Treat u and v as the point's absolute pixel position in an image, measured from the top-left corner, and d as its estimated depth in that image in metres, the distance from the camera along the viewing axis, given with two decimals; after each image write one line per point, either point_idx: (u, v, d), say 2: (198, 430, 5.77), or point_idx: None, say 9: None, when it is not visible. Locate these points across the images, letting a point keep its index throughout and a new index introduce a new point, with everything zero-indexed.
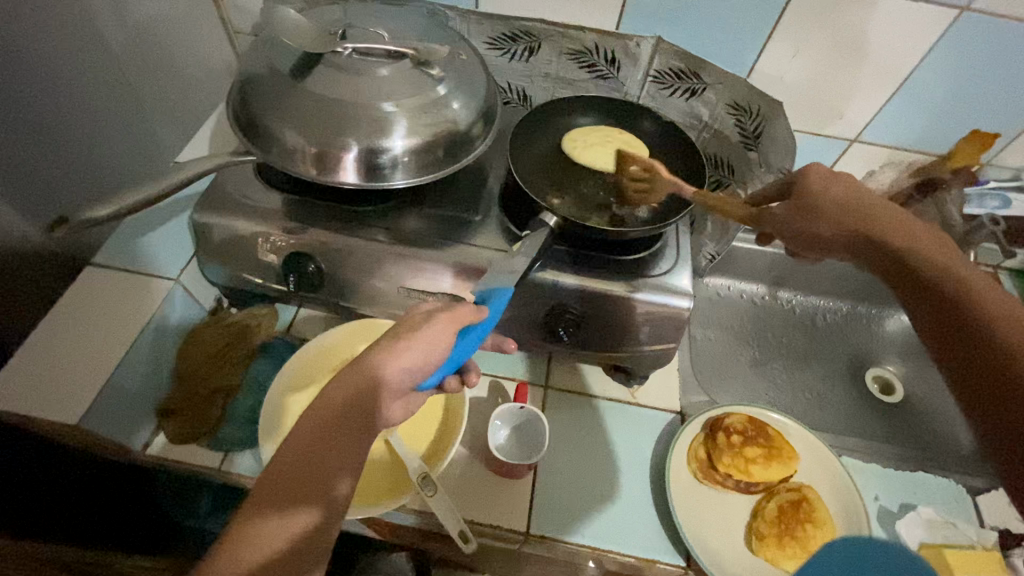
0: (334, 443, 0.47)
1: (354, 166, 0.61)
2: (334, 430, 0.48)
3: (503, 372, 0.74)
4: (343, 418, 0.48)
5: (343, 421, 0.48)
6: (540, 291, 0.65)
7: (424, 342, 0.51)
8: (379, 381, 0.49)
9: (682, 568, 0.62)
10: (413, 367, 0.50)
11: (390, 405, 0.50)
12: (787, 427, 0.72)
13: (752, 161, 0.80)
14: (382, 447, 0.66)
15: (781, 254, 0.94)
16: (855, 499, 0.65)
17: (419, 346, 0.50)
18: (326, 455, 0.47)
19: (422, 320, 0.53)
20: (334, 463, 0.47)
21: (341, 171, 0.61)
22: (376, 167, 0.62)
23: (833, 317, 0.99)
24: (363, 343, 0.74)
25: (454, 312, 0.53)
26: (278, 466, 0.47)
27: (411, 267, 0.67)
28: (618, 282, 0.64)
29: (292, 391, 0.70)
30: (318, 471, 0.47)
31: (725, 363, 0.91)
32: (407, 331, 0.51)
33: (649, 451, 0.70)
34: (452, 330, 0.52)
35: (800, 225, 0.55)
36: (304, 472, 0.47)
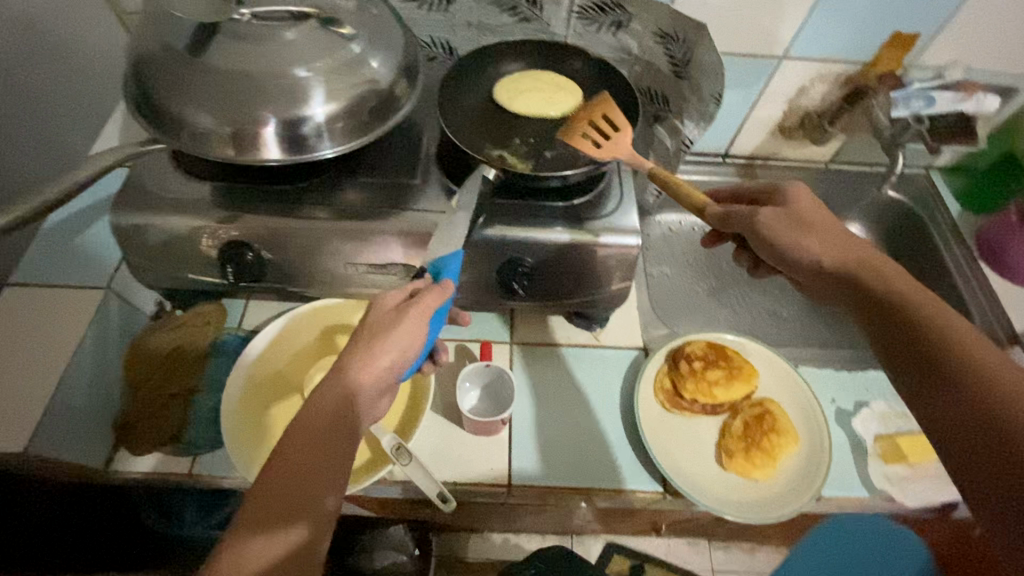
0: (319, 453, 0.46)
1: (275, 140, 0.58)
2: (325, 439, 0.46)
3: (468, 335, 0.74)
4: (335, 428, 0.47)
5: (334, 431, 0.47)
6: (490, 248, 0.64)
7: (400, 337, 0.50)
8: (359, 388, 0.49)
9: (659, 493, 0.65)
10: (392, 363, 0.50)
11: (375, 403, 0.51)
12: (746, 348, 0.74)
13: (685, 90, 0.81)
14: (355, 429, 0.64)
15: (727, 181, 0.96)
16: (812, 404, 0.69)
17: (395, 342, 0.50)
18: (313, 471, 0.45)
19: (395, 312, 0.52)
20: (318, 475, 0.45)
21: (262, 148, 0.58)
22: (299, 138, 0.58)
23: None
24: (320, 326, 0.72)
25: (431, 294, 0.53)
26: (257, 493, 0.44)
27: (358, 239, 0.64)
28: (562, 230, 0.63)
29: (252, 384, 0.67)
30: (315, 480, 0.45)
31: (684, 296, 0.92)
32: (385, 328, 0.50)
33: (618, 388, 0.71)
34: (425, 319, 0.52)
35: (781, 231, 0.55)
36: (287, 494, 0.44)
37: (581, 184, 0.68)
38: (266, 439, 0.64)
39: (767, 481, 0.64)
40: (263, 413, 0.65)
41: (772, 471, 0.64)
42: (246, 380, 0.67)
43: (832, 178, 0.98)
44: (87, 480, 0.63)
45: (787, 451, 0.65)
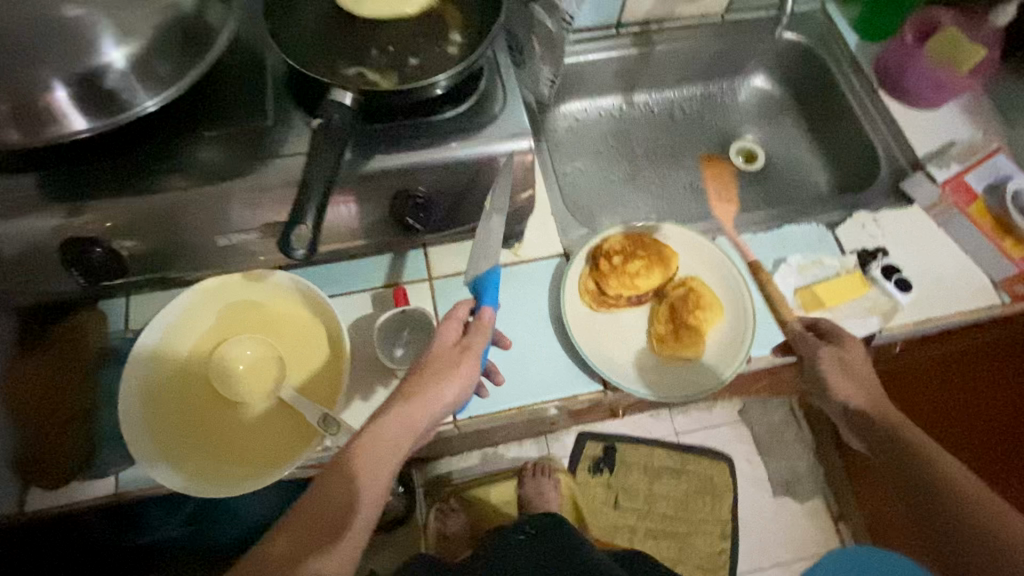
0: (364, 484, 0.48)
1: (75, 106, 0.47)
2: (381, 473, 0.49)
3: (380, 279, 0.68)
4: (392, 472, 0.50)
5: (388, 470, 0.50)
6: (372, 185, 0.57)
7: (458, 378, 0.53)
8: (415, 418, 0.51)
9: (601, 392, 0.65)
10: (451, 400, 0.53)
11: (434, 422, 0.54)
12: (667, 232, 0.72)
13: None
14: (276, 410, 0.58)
15: (625, 54, 0.90)
16: (733, 273, 0.70)
17: (455, 382, 0.53)
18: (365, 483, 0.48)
19: (456, 350, 0.55)
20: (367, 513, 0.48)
21: (63, 119, 0.47)
22: (105, 95, 0.48)
23: (688, 106, 0.98)
24: (213, 310, 0.62)
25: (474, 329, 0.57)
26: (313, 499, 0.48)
27: (223, 203, 0.56)
28: (447, 149, 0.57)
29: (154, 394, 0.58)
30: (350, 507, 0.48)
31: (603, 188, 0.89)
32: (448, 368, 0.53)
33: (546, 301, 0.69)
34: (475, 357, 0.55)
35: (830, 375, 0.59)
36: (340, 523, 0.47)
37: (459, 88, 0.60)
38: (178, 446, 0.56)
39: (700, 356, 0.66)
40: (175, 421, 0.57)
41: (703, 346, 0.66)
42: (144, 390, 0.57)
43: (731, 30, 0.92)
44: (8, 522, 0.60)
45: (714, 323, 0.67)
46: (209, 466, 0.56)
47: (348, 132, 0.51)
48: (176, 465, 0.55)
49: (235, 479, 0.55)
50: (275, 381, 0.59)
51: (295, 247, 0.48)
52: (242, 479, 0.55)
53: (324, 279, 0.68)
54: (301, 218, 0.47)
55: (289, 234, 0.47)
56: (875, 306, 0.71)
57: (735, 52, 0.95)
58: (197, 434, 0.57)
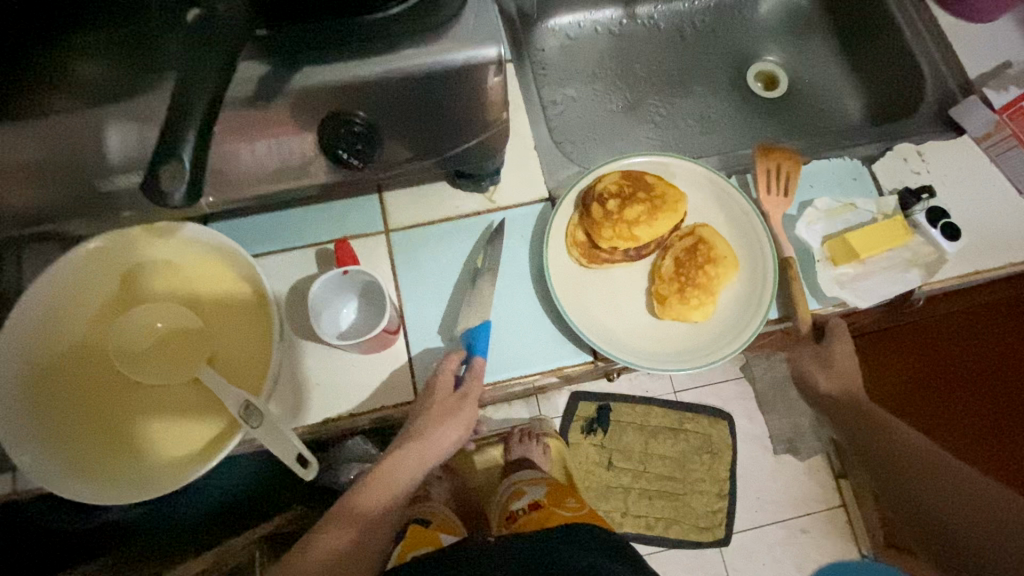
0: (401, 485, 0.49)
1: None
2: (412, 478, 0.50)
3: (326, 233, 0.57)
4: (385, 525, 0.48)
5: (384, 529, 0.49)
6: (295, 105, 0.44)
7: (464, 422, 0.51)
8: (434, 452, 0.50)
9: (591, 362, 0.55)
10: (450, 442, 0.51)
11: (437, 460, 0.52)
12: (673, 169, 0.60)
13: None
14: (194, 394, 0.49)
15: None
16: (750, 219, 0.58)
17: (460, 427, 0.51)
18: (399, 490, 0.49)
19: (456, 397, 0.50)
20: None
21: None
22: None
23: (700, 21, 0.82)
24: (109, 276, 0.51)
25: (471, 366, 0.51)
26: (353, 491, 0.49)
27: (105, 133, 0.42)
28: (389, 60, 0.43)
29: (37, 377, 0.47)
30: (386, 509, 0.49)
31: (597, 120, 0.75)
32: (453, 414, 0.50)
33: (526, 255, 0.58)
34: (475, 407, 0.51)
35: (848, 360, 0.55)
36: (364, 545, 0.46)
37: None
38: (71, 440, 0.46)
39: (708, 320, 0.55)
40: (67, 410, 0.47)
41: (712, 308, 0.55)
42: (23, 373, 0.46)
43: None
44: None
45: (726, 281, 0.56)
46: (110, 458, 0.46)
47: (245, 28, 0.37)
48: (67, 463, 0.45)
49: (140, 474, 0.46)
50: (191, 358, 0.49)
51: (168, 192, 0.33)
52: (154, 477, 0.46)
53: (258, 233, 0.57)
54: (175, 148, 0.34)
55: (155, 174, 0.33)
56: (916, 257, 0.60)
57: None
58: (98, 420, 0.48)
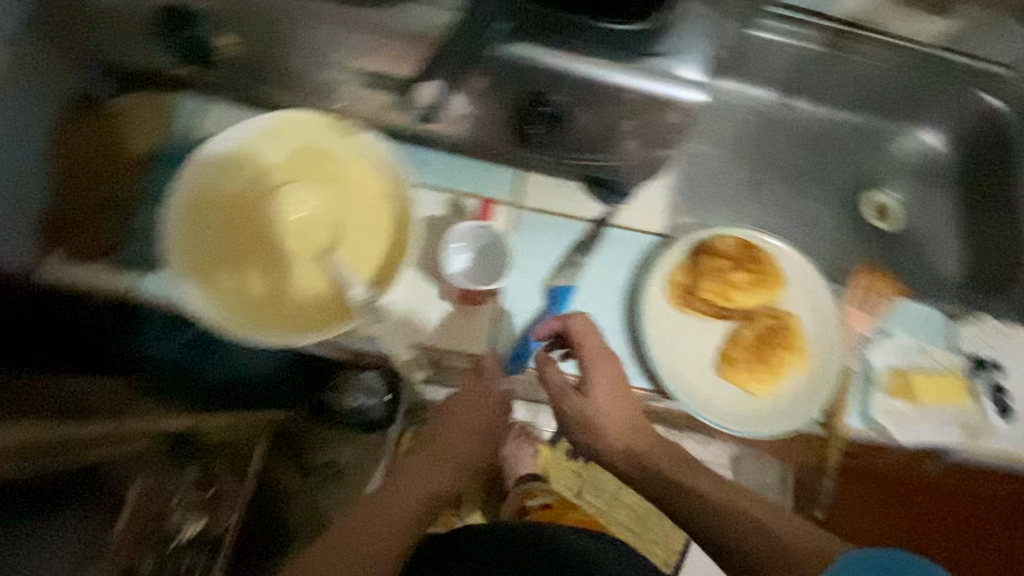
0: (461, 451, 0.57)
1: None
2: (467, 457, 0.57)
3: (463, 186, 0.63)
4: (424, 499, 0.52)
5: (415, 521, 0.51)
6: (508, 72, 0.49)
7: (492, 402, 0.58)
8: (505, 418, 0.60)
9: (647, 391, 0.61)
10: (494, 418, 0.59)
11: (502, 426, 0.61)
12: (788, 256, 0.64)
13: None
14: (318, 274, 0.57)
15: (809, 49, 0.73)
16: (834, 322, 0.62)
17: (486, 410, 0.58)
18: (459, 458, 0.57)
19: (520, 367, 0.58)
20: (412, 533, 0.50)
21: None
22: None
23: (842, 131, 0.85)
24: (283, 146, 0.57)
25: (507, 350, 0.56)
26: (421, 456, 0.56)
27: (349, 38, 0.49)
28: (606, 67, 0.49)
29: (204, 207, 0.55)
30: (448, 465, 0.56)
31: (716, 188, 0.76)
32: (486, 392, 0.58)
33: (628, 276, 0.63)
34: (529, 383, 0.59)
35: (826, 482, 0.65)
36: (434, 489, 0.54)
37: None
38: (214, 268, 0.55)
39: (765, 395, 0.59)
40: (216, 242, 0.55)
41: (772, 387, 0.59)
42: (195, 201, 0.55)
43: (937, 67, 0.75)
44: None
45: (792, 367, 0.60)
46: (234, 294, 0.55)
47: None
48: (206, 285, 0.53)
49: (256, 318, 0.54)
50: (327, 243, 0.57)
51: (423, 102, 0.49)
52: (265, 325, 0.54)
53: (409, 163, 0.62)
54: None
55: None
56: (963, 418, 0.64)
57: (923, 95, 0.80)
58: (237, 261, 0.56)
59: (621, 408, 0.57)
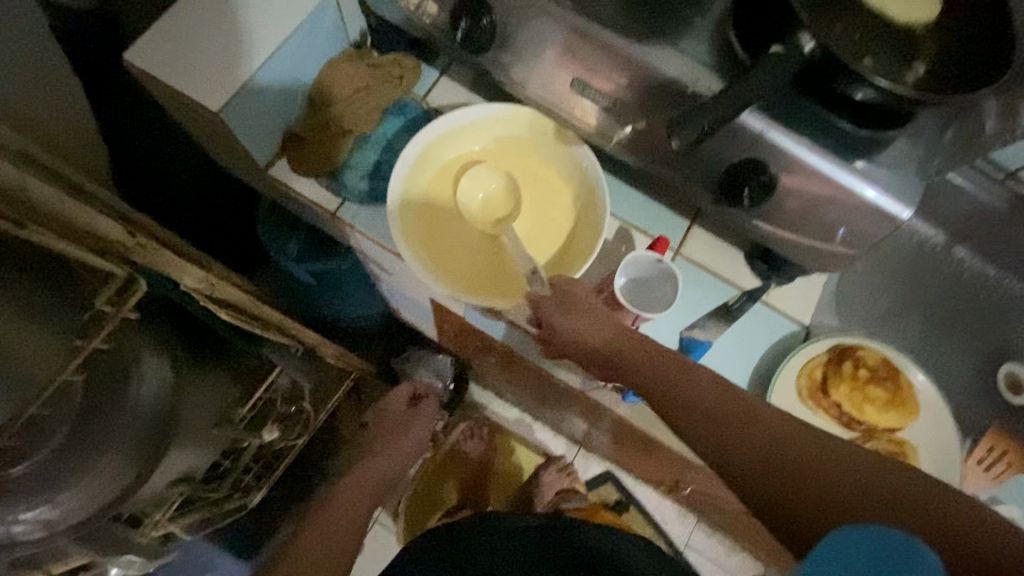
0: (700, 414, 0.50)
1: None
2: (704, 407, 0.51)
3: (639, 220, 0.67)
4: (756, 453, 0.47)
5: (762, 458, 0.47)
6: (738, 138, 0.53)
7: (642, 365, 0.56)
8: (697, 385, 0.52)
9: None
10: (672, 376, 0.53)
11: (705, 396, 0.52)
12: (930, 394, 0.64)
13: None
14: (494, 251, 0.63)
15: (995, 207, 0.73)
16: (954, 473, 0.62)
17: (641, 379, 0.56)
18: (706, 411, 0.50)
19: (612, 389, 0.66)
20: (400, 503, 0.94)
21: None
22: None
23: (1003, 300, 0.79)
24: (508, 136, 0.65)
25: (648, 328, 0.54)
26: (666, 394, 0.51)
27: (610, 65, 0.54)
28: (830, 160, 0.52)
29: (427, 163, 0.63)
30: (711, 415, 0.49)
31: (863, 306, 0.75)
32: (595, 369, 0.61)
33: (762, 354, 0.65)
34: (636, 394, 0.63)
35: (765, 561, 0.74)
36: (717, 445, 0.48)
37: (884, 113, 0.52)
38: (417, 215, 0.62)
39: None
40: (424, 195, 0.63)
41: None
42: (422, 154, 0.63)
43: None
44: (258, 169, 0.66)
45: None
46: (424, 242, 0.62)
47: (771, 84, 0.45)
48: (408, 226, 0.61)
49: (434, 268, 0.61)
50: (513, 229, 0.63)
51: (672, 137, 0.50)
52: (439, 277, 0.60)
53: None
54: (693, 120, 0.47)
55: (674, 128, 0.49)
56: None
57: None
58: (436, 215, 0.63)
59: (650, 365, 0.52)
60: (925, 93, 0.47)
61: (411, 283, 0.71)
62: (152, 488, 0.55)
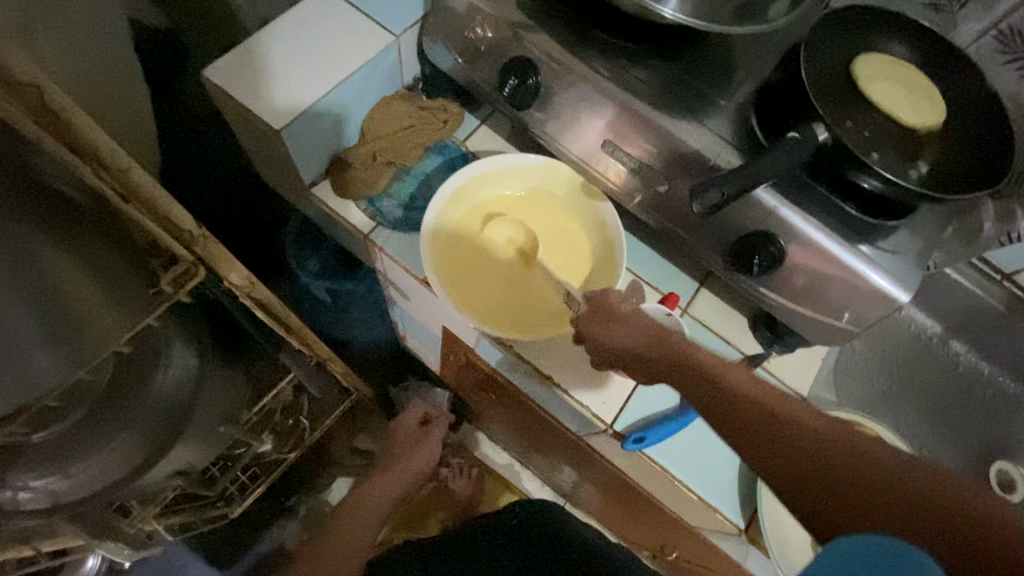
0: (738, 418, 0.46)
1: None
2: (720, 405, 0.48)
3: (650, 275, 0.71)
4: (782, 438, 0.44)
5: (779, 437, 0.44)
6: (750, 209, 0.57)
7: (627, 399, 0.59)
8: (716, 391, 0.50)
9: (738, 529, 0.62)
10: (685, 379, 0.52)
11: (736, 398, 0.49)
12: None
13: None
14: (514, 288, 0.66)
15: (990, 305, 0.77)
16: None
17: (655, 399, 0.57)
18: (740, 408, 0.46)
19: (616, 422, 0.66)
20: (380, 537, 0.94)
21: None
22: None
23: (993, 395, 0.82)
24: (541, 183, 0.69)
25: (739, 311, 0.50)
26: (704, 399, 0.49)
27: (640, 130, 0.59)
28: (839, 238, 0.56)
29: (462, 198, 0.67)
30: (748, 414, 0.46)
31: (859, 384, 0.78)
32: (596, 408, 0.64)
33: None
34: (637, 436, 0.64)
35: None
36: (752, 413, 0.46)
37: (889, 203, 0.56)
38: (447, 243, 0.66)
39: None
40: (455, 226, 0.67)
41: None
42: (459, 189, 0.67)
43: None
44: (303, 185, 0.71)
45: None
46: (449, 269, 0.65)
47: (784, 166, 0.49)
48: (437, 252, 0.65)
49: (456, 294, 0.64)
50: (534, 270, 0.66)
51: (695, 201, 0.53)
52: (460, 303, 0.64)
53: None
54: (714, 186, 0.51)
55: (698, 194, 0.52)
56: None
57: None
58: (464, 246, 0.67)
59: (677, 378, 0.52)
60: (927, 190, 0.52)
61: (428, 310, 0.74)
62: (155, 476, 0.63)
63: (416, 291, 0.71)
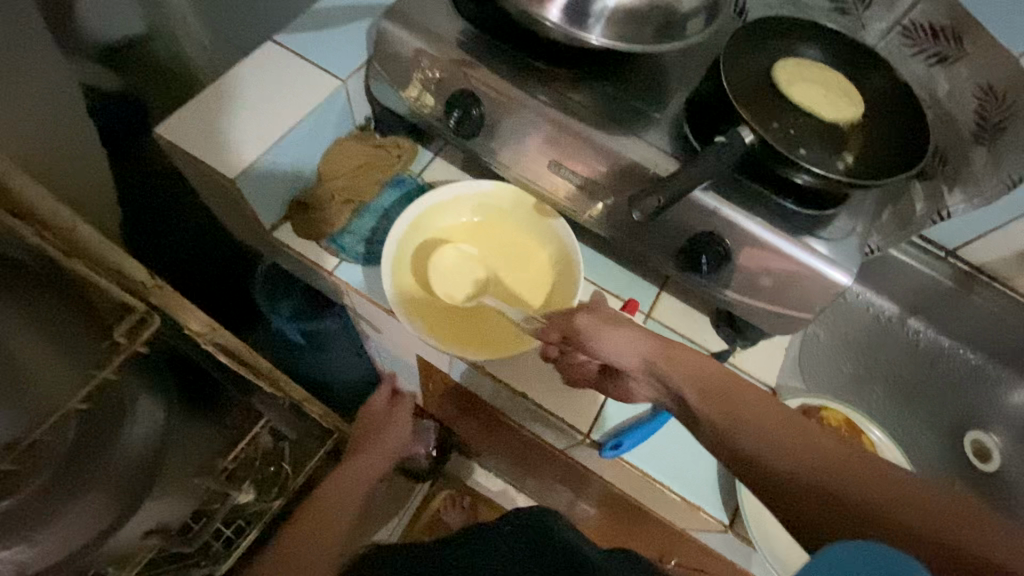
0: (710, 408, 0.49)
1: (563, 3, 0.54)
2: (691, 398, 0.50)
3: (611, 285, 0.73)
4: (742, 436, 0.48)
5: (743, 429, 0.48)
6: (693, 211, 0.60)
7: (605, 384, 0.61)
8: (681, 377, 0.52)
9: (723, 525, 0.63)
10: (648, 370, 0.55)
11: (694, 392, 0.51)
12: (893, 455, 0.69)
13: (974, 158, 0.65)
14: (478, 310, 0.67)
15: (938, 281, 0.80)
16: None
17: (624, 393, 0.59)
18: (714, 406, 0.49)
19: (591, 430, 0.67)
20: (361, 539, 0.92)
21: (547, 4, 0.54)
22: (584, 12, 0.54)
23: (956, 367, 0.85)
24: (493, 207, 0.72)
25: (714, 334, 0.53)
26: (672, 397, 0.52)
27: (581, 148, 0.62)
28: (780, 231, 0.58)
29: (418, 229, 0.69)
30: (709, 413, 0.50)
31: (826, 370, 0.80)
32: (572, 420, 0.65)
33: None
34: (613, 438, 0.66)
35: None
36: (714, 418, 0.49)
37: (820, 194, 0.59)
38: (408, 273, 0.67)
39: None
40: (414, 256, 0.68)
41: None
42: (415, 221, 0.69)
43: None
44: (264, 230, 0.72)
45: None
46: (413, 298, 0.66)
47: (713, 166, 0.52)
48: (400, 283, 0.66)
49: (422, 322, 0.65)
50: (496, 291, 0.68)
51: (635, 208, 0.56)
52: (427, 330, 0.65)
53: None
54: (653, 192, 0.54)
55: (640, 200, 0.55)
56: None
57: None
58: (425, 275, 0.68)
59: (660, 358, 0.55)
60: (851, 177, 0.55)
61: (399, 341, 0.75)
62: (126, 535, 0.63)
63: (386, 324, 0.72)
